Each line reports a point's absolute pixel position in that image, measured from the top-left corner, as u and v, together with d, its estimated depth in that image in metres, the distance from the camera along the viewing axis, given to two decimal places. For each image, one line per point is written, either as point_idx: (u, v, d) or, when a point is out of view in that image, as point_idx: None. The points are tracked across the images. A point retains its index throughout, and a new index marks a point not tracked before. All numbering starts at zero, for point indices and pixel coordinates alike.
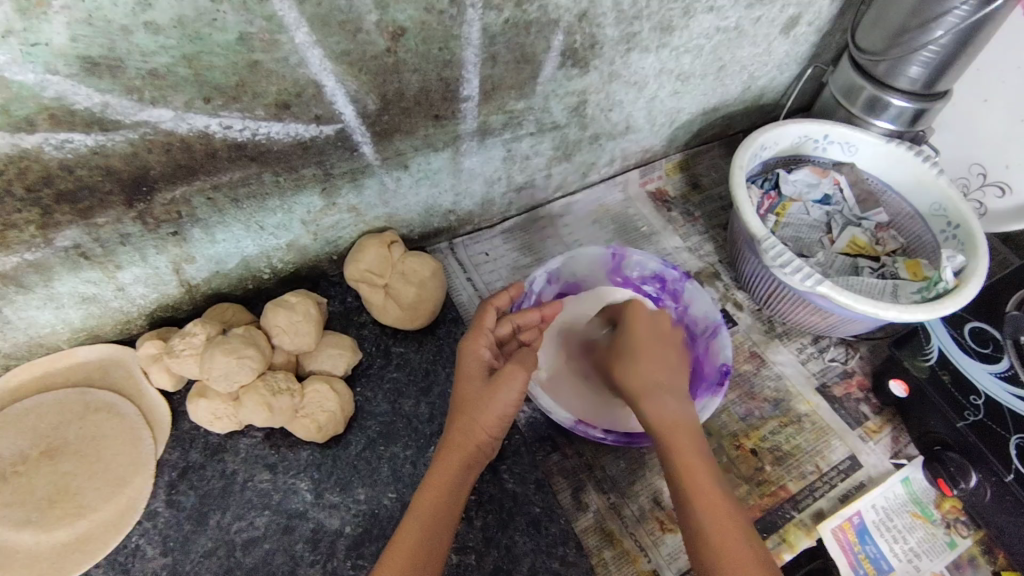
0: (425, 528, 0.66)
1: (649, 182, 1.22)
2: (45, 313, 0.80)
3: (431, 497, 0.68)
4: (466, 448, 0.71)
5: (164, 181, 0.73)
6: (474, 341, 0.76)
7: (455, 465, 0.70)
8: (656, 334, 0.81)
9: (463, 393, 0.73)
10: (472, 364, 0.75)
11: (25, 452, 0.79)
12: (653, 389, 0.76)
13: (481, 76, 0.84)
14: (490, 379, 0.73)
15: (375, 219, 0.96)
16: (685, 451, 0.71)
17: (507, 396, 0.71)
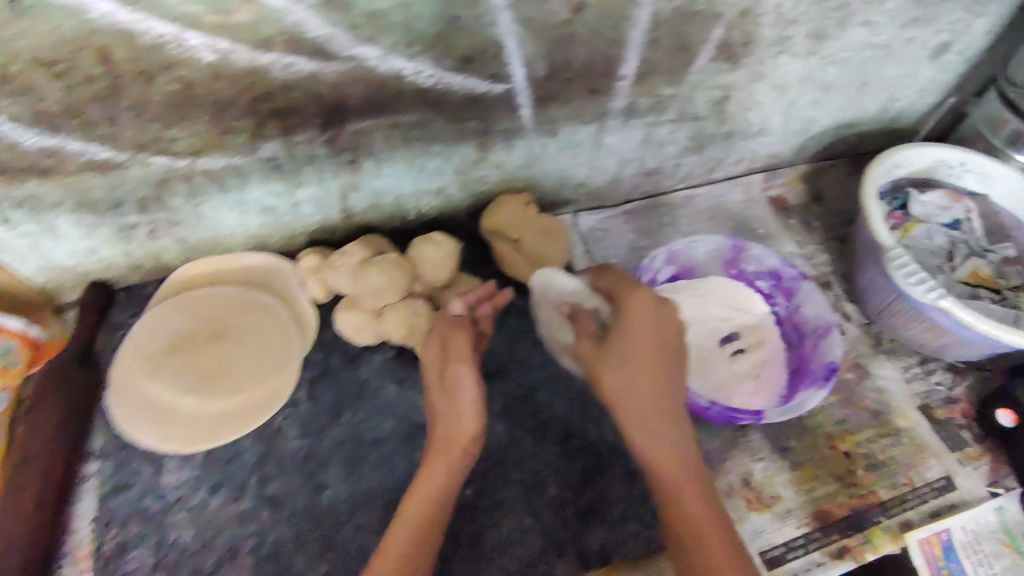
0: (411, 539, 0.72)
1: (771, 188, 1.25)
2: (232, 215, 0.92)
3: (422, 514, 0.74)
4: (440, 460, 0.76)
5: (356, 113, 0.83)
6: (436, 349, 0.79)
7: (439, 477, 0.76)
8: (638, 327, 0.77)
9: (443, 407, 0.77)
10: (458, 387, 0.76)
11: (196, 333, 0.91)
12: (653, 417, 0.76)
13: (641, 59, 0.91)
14: (477, 399, 0.76)
15: (516, 179, 1.04)
16: (679, 478, 0.75)
17: (474, 416, 0.76)
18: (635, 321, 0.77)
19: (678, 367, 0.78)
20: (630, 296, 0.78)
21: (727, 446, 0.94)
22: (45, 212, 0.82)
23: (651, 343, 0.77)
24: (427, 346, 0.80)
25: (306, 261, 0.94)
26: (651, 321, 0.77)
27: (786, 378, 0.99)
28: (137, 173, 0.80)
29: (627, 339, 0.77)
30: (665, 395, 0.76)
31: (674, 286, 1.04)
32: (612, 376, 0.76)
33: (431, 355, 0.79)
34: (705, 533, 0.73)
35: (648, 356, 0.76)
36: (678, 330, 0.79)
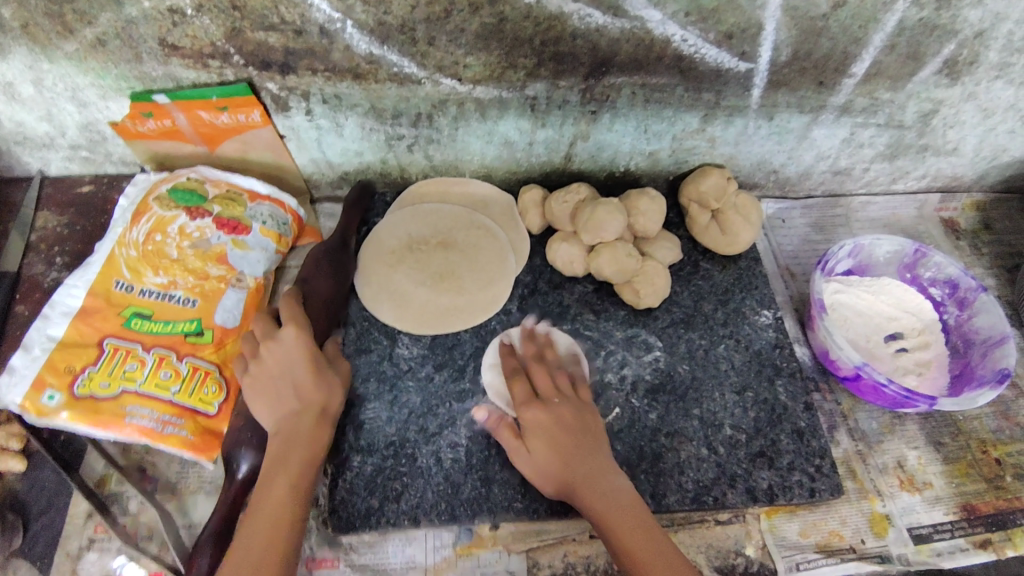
0: (266, 515, 0.69)
1: (944, 210, 1.27)
2: (478, 143, 1.05)
3: (272, 468, 0.72)
4: (307, 443, 0.74)
5: (618, 68, 0.94)
6: (295, 332, 0.78)
7: (299, 454, 0.73)
8: (549, 426, 0.79)
9: (299, 380, 0.77)
10: (293, 354, 0.77)
11: (429, 238, 1.05)
12: (613, 500, 0.74)
13: (874, 60, 0.98)
14: (322, 367, 0.78)
15: (719, 154, 1.12)
16: (618, 518, 0.73)
17: (325, 397, 0.77)
18: (539, 431, 0.79)
19: (599, 452, 0.79)
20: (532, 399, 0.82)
21: (885, 431, 1.01)
22: (341, 111, 0.97)
23: (564, 431, 0.79)
24: (282, 335, 0.78)
25: (531, 194, 1.07)
26: (566, 411, 0.81)
27: (948, 381, 1.04)
28: (426, 90, 0.94)
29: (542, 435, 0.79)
30: (615, 482, 0.76)
31: (850, 280, 1.11)
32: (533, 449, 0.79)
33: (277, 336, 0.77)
34: (624, 535, 0.72)
35: (567, 440, 0.78)
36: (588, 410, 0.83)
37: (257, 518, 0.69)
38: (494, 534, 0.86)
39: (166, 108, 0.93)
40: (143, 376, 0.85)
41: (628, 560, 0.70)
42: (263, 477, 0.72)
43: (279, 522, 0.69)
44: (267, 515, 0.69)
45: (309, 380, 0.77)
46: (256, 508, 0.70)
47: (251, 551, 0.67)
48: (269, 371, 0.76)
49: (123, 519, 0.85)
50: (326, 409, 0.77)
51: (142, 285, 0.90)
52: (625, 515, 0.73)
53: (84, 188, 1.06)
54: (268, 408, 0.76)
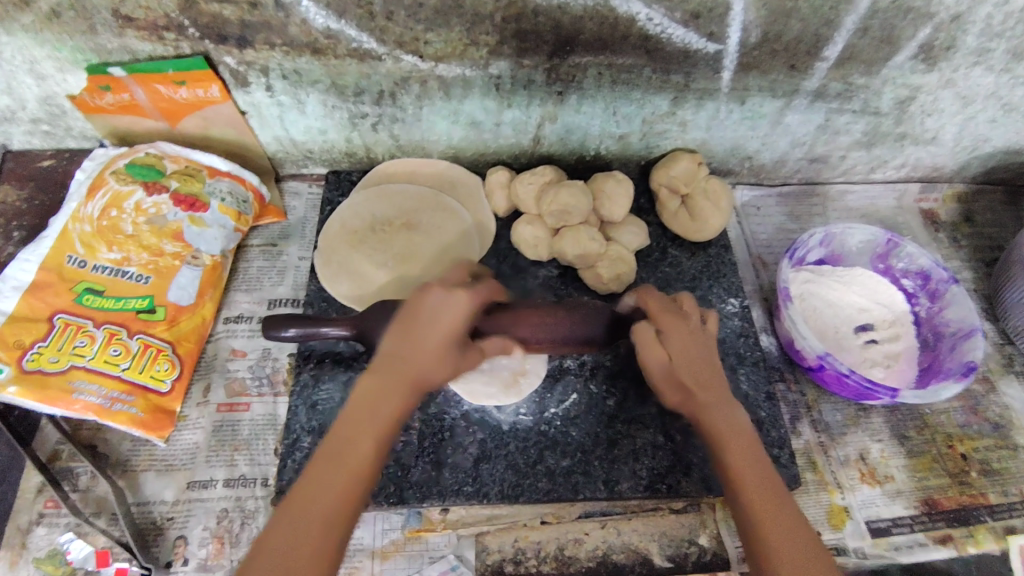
0: (340, 461, 0.65)
1: (924, 200, 1.25)
2: (444, 123, 1.03)
3: (359, 416, 0.67)
4: (403, 397, 0.69)
5: (583, 48, 0.92)
6: (466, 295, 0.73)
7: (394, 408, 0.68)
8: (683, 341, 0.77)
9: (424, 341, 0.70)
10: (457, 323, 0.71)
11: (393, 219, 1.03)
12: (739, 444, 0.72)
13: (847, 44, 0.95)
14: (455, 338, 0.72)
15: (692, 139, 1.10)
16: (743, 463, 0.71)
17: (446, 372, 0.72)
18: (676, 338, 0.77)
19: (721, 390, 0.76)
20: (669, 316, 0.79)
21: (849, 423, 0.99)
22: (302, 87, 0.95)
23: (700, 357, 0.77)
24: (452, 296, 0.72)
25: (497, 175, 1.05)
26: (700, 351, 0.77)
27: (916, 374, 1.03)
28: (387, 67, 0.93)
29: (675, 347, 0.77)
30: (738, 421, 0.74)
31: (821, 269, 1.09)
32: (669, 355, 0.76)
33: (445, 297, 0.72)
34: (751, 494, 0.69)
35: (702, 366, 0.77)
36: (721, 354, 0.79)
37: (336, 462, 0.65)
38: (443, 519, 0.85)
39: (124, 82, 0.92)
40: (92, 352, 0.85)
41: (754, 519, 0.68)
42: (342, 425, 0.67)
43: (354, 473, 0.65)
44: (346, 464, 0.65)
45: (441, 347, 0.71)
46: (331, 455, 0.65)
47: (318, 492, 0.63)
48: (442, 340, 0.71)
49: (74, 494, 0.84)
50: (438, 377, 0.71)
51: (95, 260, 0.90)
52: (751, 467, 0.71)
53: (45, 162, 1.05)
54: (388, 353, 0.71)
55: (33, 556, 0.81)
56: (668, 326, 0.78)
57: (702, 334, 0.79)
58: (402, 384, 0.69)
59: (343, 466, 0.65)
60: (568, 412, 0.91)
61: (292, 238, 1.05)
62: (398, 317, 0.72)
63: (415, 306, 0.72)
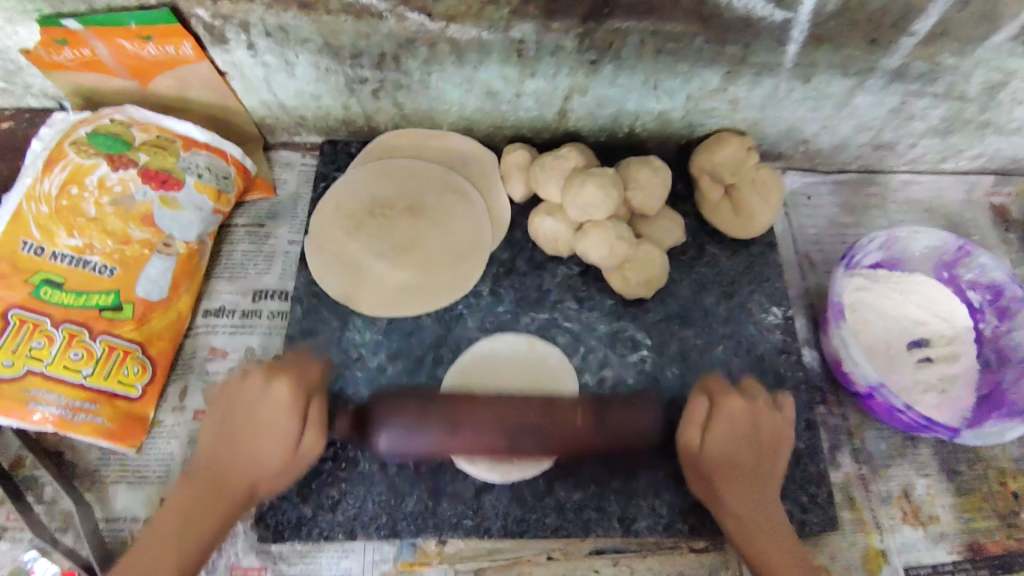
0: (156, 553, 0.63)
1: (995, 194, 1.09)
2: (455, 91, 0.89)
3: (186, 517, 0.65)
4: (218, 508, 0.66)
5: (624, 11, 0.77)
6: (288, 388, 0.69)
7: (206, 513, 0.66)
8: (733, 425, 0.73)
9: (237, 455, 0.68)
10: (268, 420, 0.68)
11: (394, 201, 0.90)
12: (767, 535, 0.71)
13: (942, 17, 0.79)
14: (272, 453, 0.68)
15: (742, 119, 0.95)
16: (778, 553, 0.70)
17: (265, 475, 0.68)
18: (730, 423, 0.73)
19: (768, 489, 0.74)
20: (727, 395, 0.75)
21: (894, 453, 0.90)
22: (289, 46, 0.81)
23: (749, 432, 0.74)
24: (273, 387, 0.69)
25: (515, 155, 0.91)
26: (773, 429, 0.75)
27: (974, 402, 0.91)
28: (389, 27, 0.78)
29: (725, 430, 0.73)
30: (766, 505, 0.72)
31: (876, 275, 0.96)
32: (713, 439, 0.73)
33: (266, 387, 0.69)
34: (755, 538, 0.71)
35: (748, 456, 0.73)
36: (787, 438, 0.76)
37: (150, 557, 0.63)
38: (440, 552, 0.80)
39: (81, 36, 0.78)
40: (50, 355, 0.77)
41: None
42: (168, 509, 0.66)
43: (165, 575, 0.63)
44: (155, 558, 0.63)
45: (272, 450, 0.68)
46: (142, 551, 0.63)
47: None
48: (256, 429, 0.68)
49: (38, 506, 0.78)
50: (264, 482, 0.69)
51: (54, 248, 0.80)
52: (763, 520, 0.72)
53: (4, 124, 0.93)
54: (209, 440, 0.69)
55: None
56: (726, 409, 0.74)
57: (756, 411, 0.75)
58: (206, 494, 0.66)
59: (145, 556, 0.63)
60: None
61: (282, 218, 0.94)
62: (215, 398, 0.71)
63: (232, 391, 0.70)
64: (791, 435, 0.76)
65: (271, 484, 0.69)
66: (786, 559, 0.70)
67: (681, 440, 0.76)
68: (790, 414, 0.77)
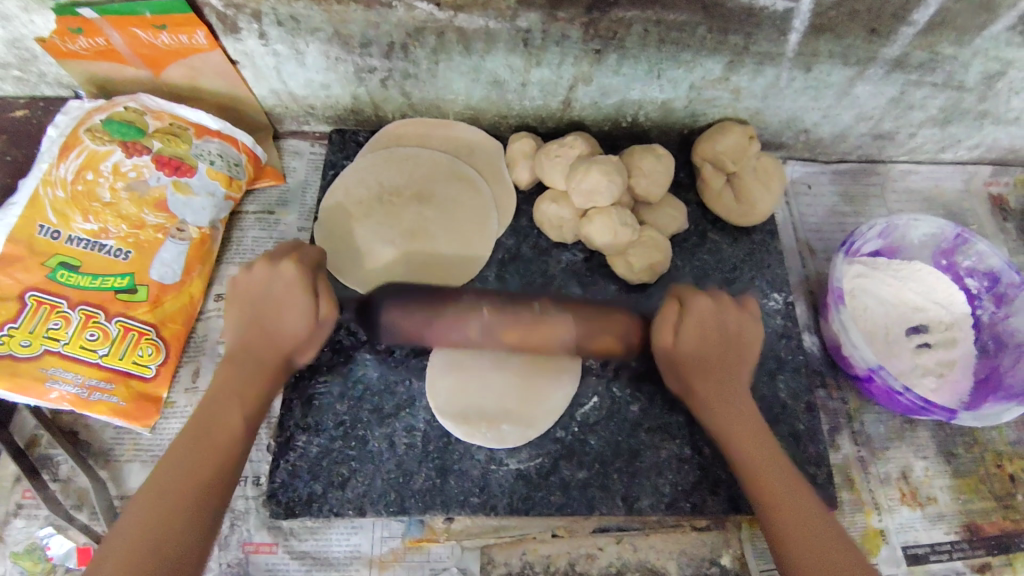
0: (202, 446, 0.65)
1: (993, 184, 1.11)
2: (462, 81, 0.91)
3: (224, 402, 0.69)
4: (261, 377, 0.72)
5: (628, 0, 0.78)
6: (295, 265, 0.74)
7: (248, 382, 0.71)
8: (705, 326, 0.75)
9: (273, 295, 0.73)
10: (292, 293, 0.73)
11: (402, 188, 0.92)
12: (750, 439, 0.72)
13: (940, 7, 0.80)
14: (304, 296, 0.73)
15: (743, 109, 0.97)
16: (748, 450, 0.71)
17: (300, 341, 0.74)
18: (697, 323, 0.75)
19: (739, 371, 0.76)
20: (692, 294, 0.77)
21: (892, 436, 0.92)
22: (300, 35, 0.82)
23: (717, 347, 0.75)
24: (280, 268, 0.74)
25: (520, 144, 0.93)
26: (744, 332, 0.77)
27: (971, 386, 0.93)
28: (399, 16, 0.79)
29: (691, 337, 0.75)
30: (757, 431, 0.72)
31: (876, 262, 0.97)
32: (686, 337, 0.75)
33: (269, 267, 0.73)
34: (760, 479, 0.69)
35: (717, 357, 0.75)
36: (754, 339, 0.77)
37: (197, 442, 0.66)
38: (447, 529, 0.81)
39: (97, 25, 0.79)
40: (67, 336, 0.79)
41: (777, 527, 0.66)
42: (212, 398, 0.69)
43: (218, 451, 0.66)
44: (205, 442, 0.66)
45: (283, 326, 0.73)
46: (198, 426, 0.67)
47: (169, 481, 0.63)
48: (277, 301, 0.73)
49: (53, 484, 0.79)
50: (301, 347, 0.75)
51: (70, 231, 0.82)
52: (735, 437, 0.72)
53: (18, 111, 0.95)
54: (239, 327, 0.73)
55: (11, 549, 0.77)
56: (695, 309, 0.76)
57: (726, 306, 0.77)
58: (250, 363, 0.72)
59: (186, 450, 0.65)
60: (588, 418, 0.83)
61: (291, 205, 0.95)
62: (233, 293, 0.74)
63: (239, 293, 0.74)
64: (757, 329, 0.77)
65: (304, 347, 0.75)
66: (791, 486, 0.69)
67: (654, 341, 0.79)
68: (756, 310, 0.79)
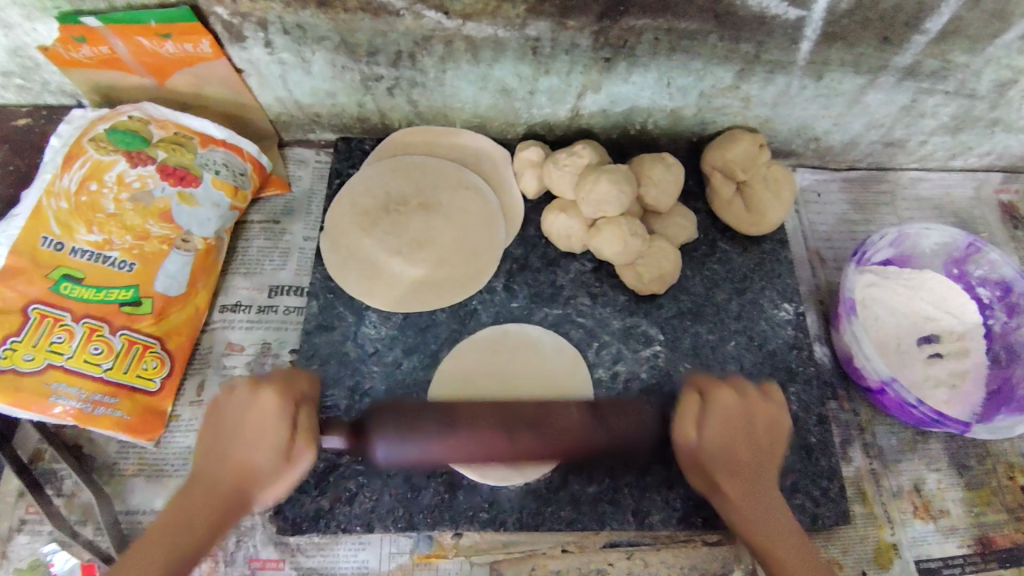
0: (137, 568, 0.57)
1: (1004, 191, 1.10)
2: (470, 89, 0.90)
3: (169, 529, 0.60)
4: (214, 506, 0.61)
5: (639, 9, 0.78)
6: (275, 396, 0.65)
7: (196, 527, 0.60)
8: (729, 420, 0.68)
9: (234, 446, 0.63)
10: (268, 429, 0.63)
11: (408, 197, 0.91)
12: (750, 501, 0.67)
13: (954, 15, 0.80)
14: (281, 440, 0.63)
15: (753, 117, 0.96)
16: (749, 513, 0.67)
17: (268, 482, 0.63)
18: (722, 418, 0.69)
19: (762, 485, 0.67)
20: (716, 386, 0.71)
21: (905, 448, 0.91)
22: (306, 44, 0.81)
23: (745, 441, 0.68)
24: (260, 397, 0.65)
25: (528, 152, 0.92)
26: (762, 418, 0.70)
27: (984, 397, 0.91)
28: (406, 24, 0.78)
29: (715, 422, 0.68)
30: (772, 501, 0.67)
31: (887, 271, 0.96)
32: (710, 433, 0.68)
33: (250, 396, 0.64)
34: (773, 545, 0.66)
35: (744, 449, 0.68)
36: (783, 428, 0.72)
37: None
38: (456, 544, 0.81)
39: (101, 34, 0.78)
40: (70, 349, 0.78)
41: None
42: (142, 540, 0.59)
43: None
44: (129, 574, 0.57)
45: (239, 451, 0.63)
46: (128, 559, 0.58)
47: None
48: (244, 438, 0.63)
49: (57, 499, 0.78)
50: (263, 483, 0.63)
51: (73, 243, 0.81)
52: (764, 525, 0.66)
53: (20, 120, 0.94)
54: (199, 459, 0.64)
55: (15, 565, 0.76)
56: (718, 402, 0.70)
57: (749, 405, 0.70)
58: (210, 498, 0.61)
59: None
60: None
61: (296, 214, 0.94)
62: (210, 411, 0.66)
63: (217, 408, 0.65)
64: (787, 423, 0.72)
65: (266, 490, 0.64)
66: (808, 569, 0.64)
67: (674, 437, 0.71)
68: (779, 399, 0.73)
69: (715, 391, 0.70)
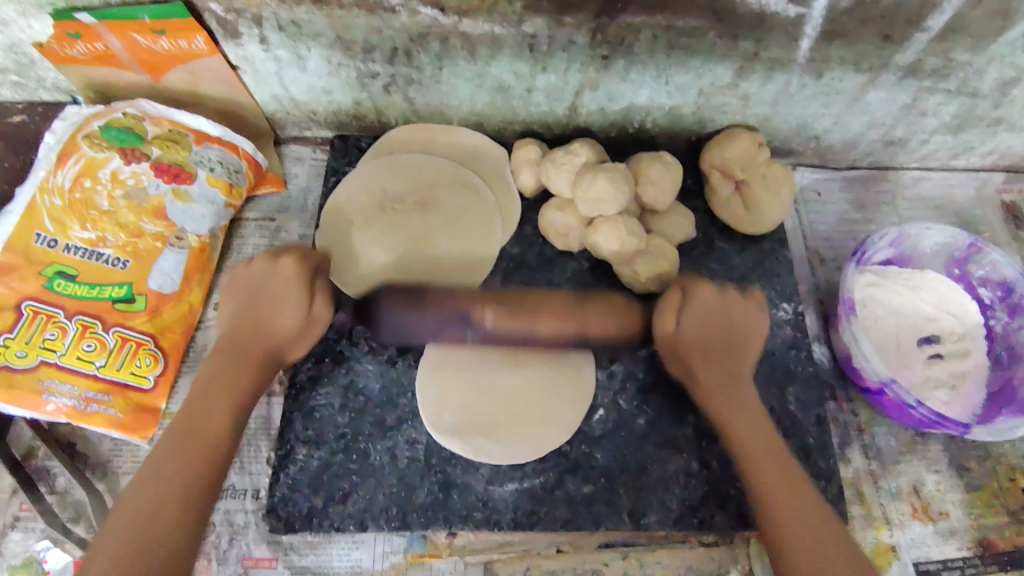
0: (196, 429, 0.67)
1: (1006, 191, 1.09)
2: (467, 87, 0.89)
3: (207, 397, 0.70)
4: (253, 366, 0.73)
5: (637, 6, 0.77)
6: (296, 261, 0.75)
7: (242, 377, 0.72)
8: (707, 310, 0.76)
9: (255, 306, 0.74)
10: (292, 287, 0.74)
11: (405, 196, 0.91)
12: (728, 382, 0.75)
13: (955, 13, 0.79)
14: (309, 297, 0.74)
15: (753, 115, 0.95)
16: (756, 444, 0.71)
17: (290, 337, 0.74)
18: (698, 313, 0.76)
19: (739, 371, 0.75)
20: (696, 283, 0.77)
21: (904, 450, 0.90)
22: (302, 40, 0.81)
23: (719, 328, 0.76)
24: (278, 264, 0.75)
25: (526, 151, 0.91)
26: (737, 361, 0.76)
27: (984, 399, 0.90)
28: (402, 21, 0.78)
29: (696, 319, 0.76)
30: (780, 452, 0.70)
31: (887, 271, 0.95)
32: (687, 325, 0.75)
33: (270, 264, 0.74)
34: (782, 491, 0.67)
35: (720, 341, 0.76)
36: (757, 332, 0.78)
37: (181, 439, 0.66)
38: (450, 544, 0.80)
39: (95, 30, 0.78)
40: (64, 347, 0.78)
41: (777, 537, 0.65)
42: (199, 395, 0.70)
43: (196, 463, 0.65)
44: (196, 438, 0.67)
45: (274, 315, 0.74)
46: (190, 428, 0.67)
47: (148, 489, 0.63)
48: (270, 299, 0.74)
49: (50, 497, 0.78)
50: (290, 342, 0.75)
51: (67, 240, 0.81)
52: (720, 408, 0.74)
53: (16, 116, 0.94)
54: (232, 315, 0.75)
55: (7, 563, 0.75)
56: (696, 298, 0.76)
57: (730, 299, 0.77)
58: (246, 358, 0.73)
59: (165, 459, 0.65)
60: (594, 431, 0.81)
61: (292, 212, 0.94)
62: (232, 283, 0.76)
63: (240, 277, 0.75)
64: (763, 320, 0.79)
65: (296, 347, 0.76)
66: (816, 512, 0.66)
67: (656, 326, 0.78)
68: (757, 299, 0.79)
69: (710, 295, 0.76)
